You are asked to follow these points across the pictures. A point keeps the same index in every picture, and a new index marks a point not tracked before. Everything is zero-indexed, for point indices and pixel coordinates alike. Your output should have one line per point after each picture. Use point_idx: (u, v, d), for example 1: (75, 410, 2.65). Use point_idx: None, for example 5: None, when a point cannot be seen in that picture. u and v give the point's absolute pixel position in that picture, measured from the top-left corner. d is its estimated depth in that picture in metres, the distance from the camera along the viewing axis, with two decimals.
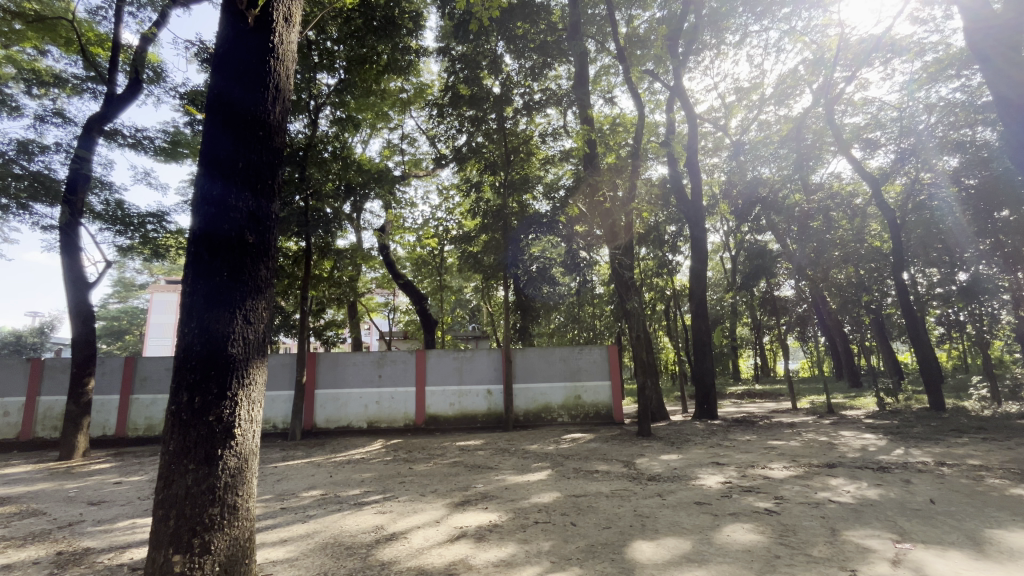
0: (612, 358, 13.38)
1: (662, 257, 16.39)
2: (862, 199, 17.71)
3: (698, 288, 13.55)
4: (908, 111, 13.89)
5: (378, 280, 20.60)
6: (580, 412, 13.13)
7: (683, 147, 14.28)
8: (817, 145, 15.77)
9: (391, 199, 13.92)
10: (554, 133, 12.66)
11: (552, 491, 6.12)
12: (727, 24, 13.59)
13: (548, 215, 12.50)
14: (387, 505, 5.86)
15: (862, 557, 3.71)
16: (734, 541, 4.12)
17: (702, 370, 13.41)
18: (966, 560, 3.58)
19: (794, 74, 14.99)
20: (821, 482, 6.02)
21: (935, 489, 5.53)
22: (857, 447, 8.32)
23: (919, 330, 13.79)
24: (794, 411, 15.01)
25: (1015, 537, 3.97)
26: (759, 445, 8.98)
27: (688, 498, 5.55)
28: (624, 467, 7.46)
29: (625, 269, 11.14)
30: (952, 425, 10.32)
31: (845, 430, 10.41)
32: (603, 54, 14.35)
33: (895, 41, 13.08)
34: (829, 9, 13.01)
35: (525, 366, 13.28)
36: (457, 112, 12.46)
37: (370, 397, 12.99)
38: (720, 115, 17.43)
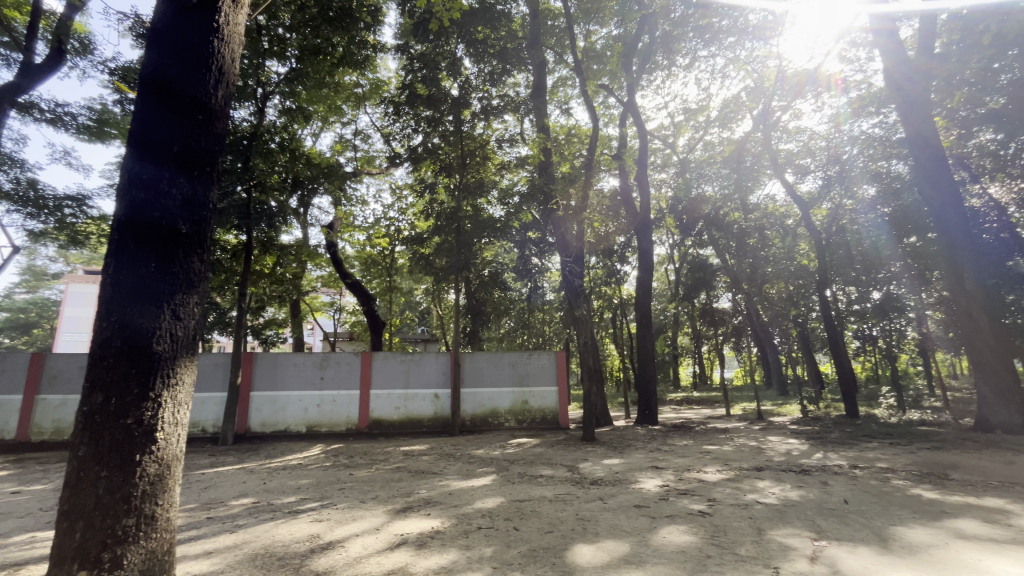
0: (559, 365, 13.50)
1: (610, 267, 16.82)
2: (793, 220, 18.98)
3: (643, 298, 14.04)
4: (836, 141, 15.28)
5: (324, 279, 19.84)
6: (526, 417, 13.22)
7: (635, 162, 14.70)
8: (754, 168, 16.77)
9: (342, 195, 13.50)
10: (511, 138, 12.75)
11: (496, 496, 6.11)
12: (678, 47, 14.24)
13: (501, 220, 12.15)
14: (324, 512, 5.62)
15: (783, 555, 3.94)
16: (669, 543, 4.27)
17: (645, 377, 13.88)
18: (873, 555, 3.89)
19: (737, 99, 15.90)
20: (750, 485, 6.39)
21: (849, 490, 6.00)
22: (782, 452, 8.89)
23: (838, 343, 14.98)
24: (727, 417, 15.80)
25: (915, 533, 4.36)
26: (695, 450, 9.40)
27: (628, 501, 5.70)
28: (567, 471, 7.55)
29: (576, 277, 11.42)
30: (864, 431, 11.27)
31: (772, 435, 11.14)
32: (561, 66, 14.67)
33: (825, 77, 14.31)
34: (770, 43, 13.98)
35: (473, 370, 13.20)
36: (413, 111, 12.24)
37: (311, 400, 12.46)
38: (669, 134, 18.15)
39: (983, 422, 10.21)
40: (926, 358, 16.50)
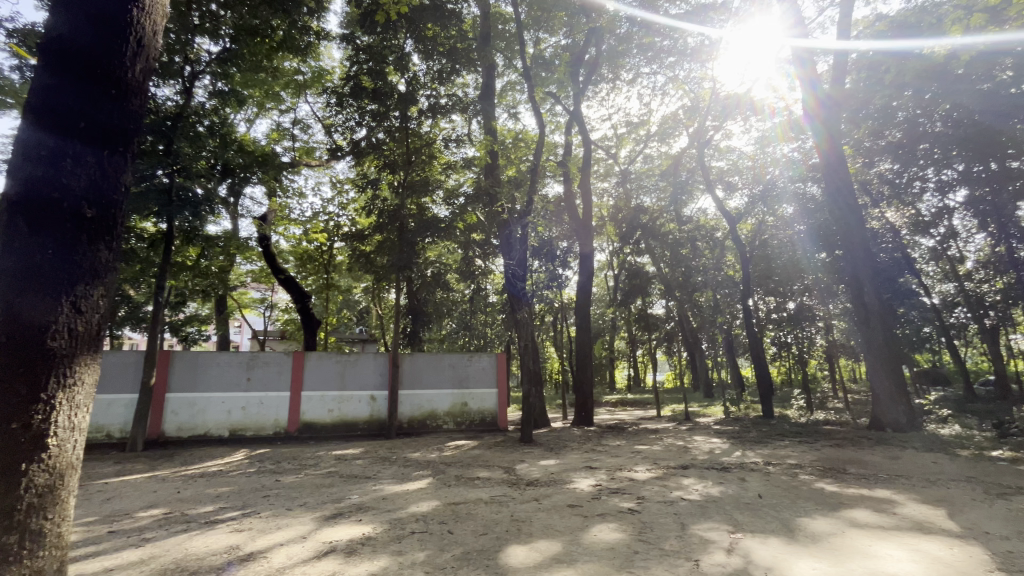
0: (500, 366, 13.54)
1: (553, 271, 17.15)
2: (721, 232, 20.25)
3: (582, 303, 14.41)
4: (760, 161, 16.30)
5: (254, 274, 18.76)
6: (464, 419, 13.15)
7: (579, 169, 15.03)
8: (689, 182, 17.72)
9: (278, 186, 12.79)
10: (458, 139, 12.66)
11: (431, 499, 6.02)
12: (621, 62, 14.81)
13: (446, 221, 12.03)
14: (245, 521, 5.28)
15: (704, 548, 4.18)
16: (600, 541, 4.41)
17: (582, 380, 14.27)
18: (782, 545, 4.22)
19: (675, 116, 16.70)
20: (676, 482, 6.74)
21: (763, 485, 6.47)
22: (706, 450, 9.43)
23: (758, 349, 16.12)
24: (658, 418, 16.63)
25: (818, 524, 4.79)
26: (627, 450, 9.74)
27: (562, 501, 5.82)
28: (504, 473, 7.58)
29: (519, 280, 11.61)
30: (777, 430, 12.26)
31: (697, 435, 11.82)
32: (511, 71, 14.80)
33: (754, 103, 15.47)
34: (706, 65, 14.87)
35: (412, 371, 12.95)
36: (358, 104, 11.85)
37: (235, 402, 11.69)
38: (612, 145, 18.74)
39: (876, 421, 11.42)
40: (831, 364, 18.17)
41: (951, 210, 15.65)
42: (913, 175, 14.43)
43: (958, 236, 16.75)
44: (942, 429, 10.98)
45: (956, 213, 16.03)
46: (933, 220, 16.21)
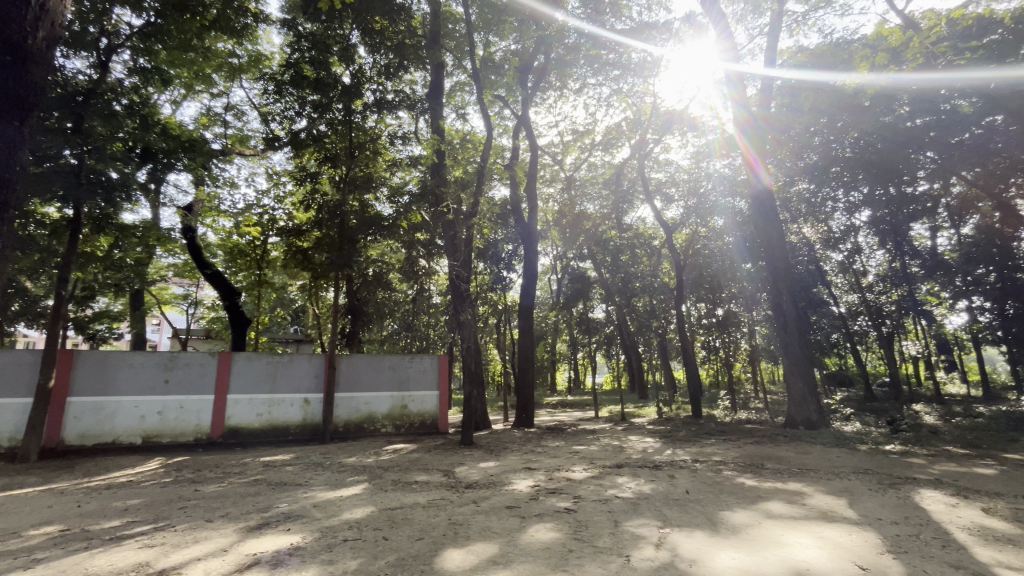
0: (441, 368, 13.39)
1: (498, 274, 17.10)
2: (658, 241, 21.19)
3: (526, 305, 14.55)
4: (696, 175, 17.31)
5: (176, 268, 17.43)
6: (403, 422, 12.88)
7: (525, 174, 15.20)
8: (630, 191, 18.39)
9: (207, 175, 11.86)
10: (404, 136, 12.42)
11: (366, 505, 5.84)
12: (569, 71, 15.16)
13: (389, 219, 11.87)
14: (157, 536, 4.86)
15: (634, 543, 4.35)
16: (536, 541, 4.47)
17: (524, 382, 14.41)
18: (706, 538, 4.48)
19: (618, 127, 17.25)
20: (610, 481, 6.96)
21: (690, 482, 6.84)
22: (639, 450, 9.81)
23: (690, 354, 16.99)
24: (595, 419, 17.12)
25: (738, 516, 5.12)
26: (565, 450, 9.96)
27: (500, 503, 5.84)
28: (443, 476, 7.50)
29: (463, 282, 11.54)
30: (704, 429, 12.99)
31: (632, 434, 12.28)
32: (460, 71, 14.71)
33: (691, 120, 16.38)
34: (648, 80, 15.51)
35: (349, 373, 12.51)
36: (298, 93, 11.32)
37: (150, 407, 10.76)
38: (558, 152, 19.04)
39: (791, 420, 12.39)
40: (754, 367, 19.53)
41: (856, 228, 17.43)
42: (824, 196, 15.70)
43: (862, 252, 18.61)
44: (845, 426, 12.11)
45: (861, 231, 17.80)
46: (842, 237, 17.92)
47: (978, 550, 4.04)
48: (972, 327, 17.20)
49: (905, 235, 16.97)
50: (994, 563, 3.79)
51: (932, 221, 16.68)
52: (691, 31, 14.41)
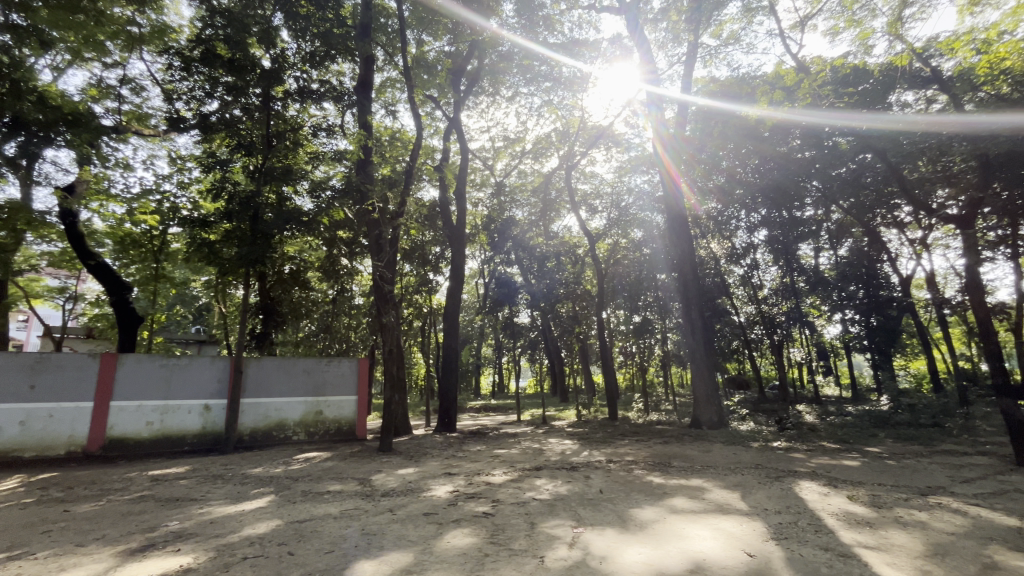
0: (361, 373, 12.81)
1: (423, 276, 16.09)
2: (583, 250, 21.97)
3: (452, 308, 14.39)
4: (618, 189, 18.42)
5: (52, 257, 15.22)
6: (317, 429, 12.20)
7: (455, 177, 15.10)
8: (557, 200, 19.00)
9: (95, 155, 10.52)
10: (329, 129, 11.84)
11: (271, 519, 5.45)
12: (502, 79, 15.40)
13: (309, 214, 11.11)
14: (9, 567, 4.19)
15: (549, 544, 4.45)
16: (452, 547, 4.43)
17: (447, 386, 14.27)
18: (616, 535, 4.70)
19: (548, 137, 17.69)
20: (529, 483, 7.07)
21: (604, 482, 7.13)
22: (558, 451, 10.09)
23: (609, 359, 17.76)
24: (518, 422, 17.33)
25: (645, 513, 5.42)
26: (486, 454, 9.97)
27: (417, 510, 5.71)
28: (358, 485, 7.20)
29: (387, 284, 11.13)
30: (620, 431, 13.64)
31: (552, 437, 12.59)
32: (391, 67, 14.36)
33: (614, 135, 17.28)
34: (578, 94, 16.12)
35: (258, 377, 11.63)
36: (209, 72, 10.47)
37: (11, 416, 9.33)
38: (489, 157, 19.16)
39: (696, 421, 13.36)
40: (665, 371, 20.86)
41: (755, 246, 19.26)
42: (731, 214, 17.99)
43: (759, 267, 20.56)
44: (743, 426, 13.28)
45: (759, 248, 19.63)
46: (743, 253, 19.59)
47: (843, 533, 4.61)
48: (845, 337, 19.68)
49: (794, 254, 18.94)
50: (855, 543, 4.34)
51: (816, 242, 18.84)
52: (618, 52, 15.19)
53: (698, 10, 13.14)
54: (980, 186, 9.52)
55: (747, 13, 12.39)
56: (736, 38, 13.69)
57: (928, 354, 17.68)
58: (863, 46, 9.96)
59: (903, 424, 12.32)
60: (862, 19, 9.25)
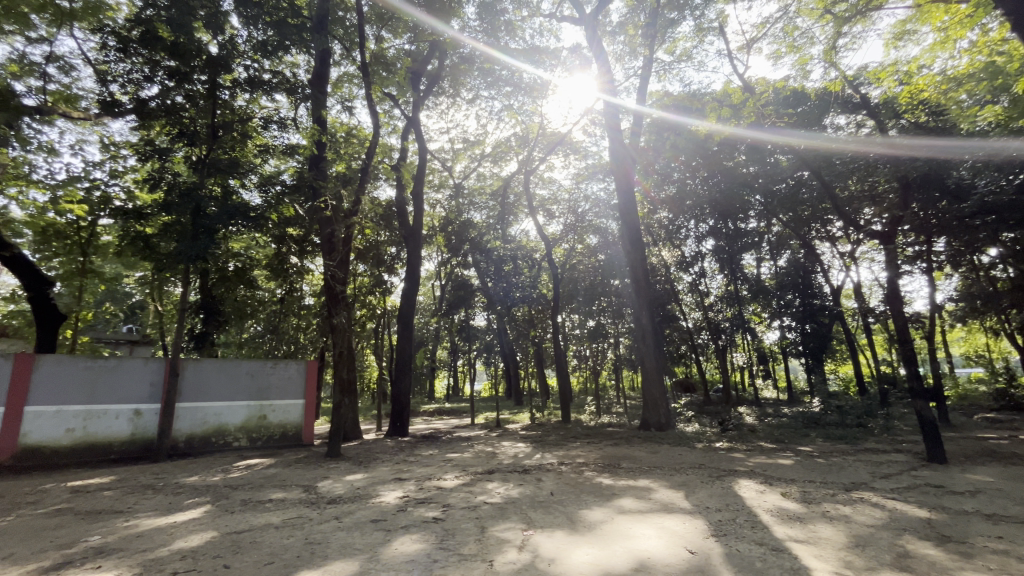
0: (309, 376, 12.31)
1: (378, 276, 15.49)
2: (539, 254, 22.20)
3: (407, 310, 14.15)
4: (575, 196, 18.83)
5: None
6: (260, 435, 11.66)
7: (413, 176, 14.86)
8: (515, 204, 19.13)
9: (13, 136, 9.62)
10: (281, 122, 11.37)
11: (206, 531, 5.15)
12: (463, 81, 15.39)
13: (257, 209, 10.61)
14: None
15: (498, 548, 4.45)
16: (400, 554, 4.34)
17: (400, 389, 13.98)
18: (565, 536, 4.76)
19: (507, 142, 17.79)
20: (481, 487, 7.05)
21: (555, 484, 7.22)
22: (511, 455, 10.11)
23: (563, 362, 18.00)
24: (471, 426, 17.23)
25: (594, 514, 5.52)
26: (438, 459, 9.85)
27: (364, 517, 5.56)
28: (303, 492, 6.92)
29: (338, 283, 10.76)
30: (572, 433, 13.85)
31: (505, 440, 12.61)
32: (348, 61, 13.99)
33: (572, 143, 17.70)
34: (538, 101, 16.34)
35: (196, 380, 10.98)
36: (148, 55, 9.84)
37: None
38: (448, 158, 19.04)
39: (645, 423, 13.80)
40: (617, 375, 21.37)
41: (703, 255, 20.10)
42: (681, 224, 18.80)
43: (706, 275, 21.48)
44: (688, 427, 13.81)
45: (706, 257, 20.52)
46: (692, 260, 20.45)
47: (776, 528, 4.88)
48: (782, 342, 20.88)
49: (739, 264, 19.92)
50: (787, 537, 4.60)
51: (758, 253, 19.91)
52: (577, 62, 15.52)
53: (652, 24, 13.59)
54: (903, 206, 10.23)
55: (700, 31, 12.94)
56: (689, 55, 14.27)
57: (855, 360, 19.04)
58: (802, 70, 10.62)
59: (833, 424, 13.20)
60: (801, 46, 9.88)
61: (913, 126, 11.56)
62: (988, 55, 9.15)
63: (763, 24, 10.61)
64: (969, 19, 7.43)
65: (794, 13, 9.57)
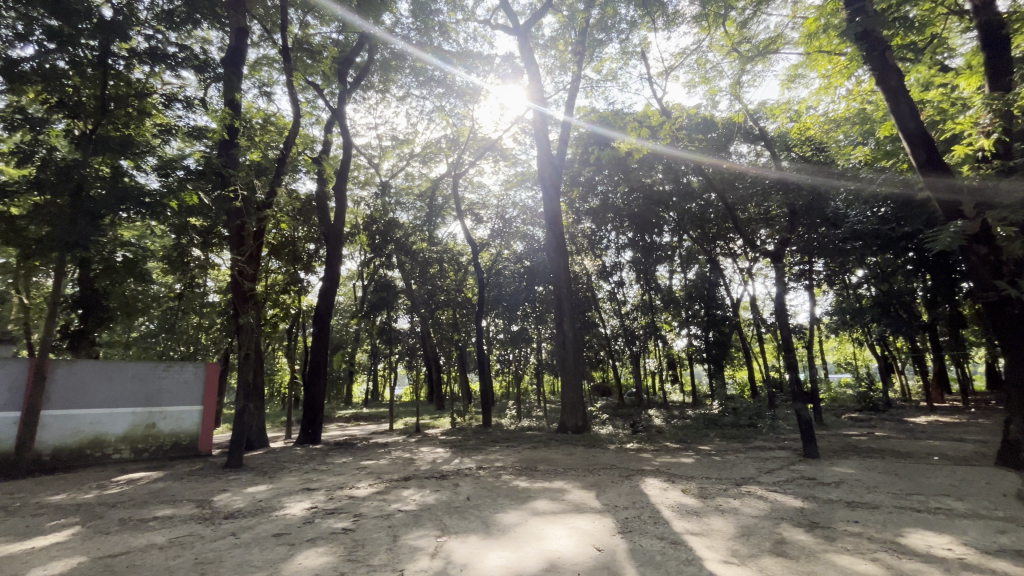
0: (210, 380, 11.18)
1: (293, 274, 14.62)
2: (466, 257, 22.17)
3: (324, 311, 13.48)
4: (504, 202, 19.16)
5: None
6: (147, 445, 10.49)
7: (336, 171, 14.22)
8: (443, 206, 18.98)
9: None
10: (187, 101, 10.39)
11: (73, 556, 4.53)
12: (393, 77, 15.00)
13: (152, 195, 9.58)
14: None
15: (410, 556, 4.35)
16: (303, 568, 4.09)
17: (313, 393, 13.31)
18: (479, 541, 4.76)
19: (437, 143, 17.64)
20: (395, 495, 6.85)
21: (472, 488, 7.20)
22: (429, 460, 9.94)
23: (487, 366, 17.99)
24: (389, 432, 16.69)
25: (509, 517, 5.58)
26: (351, 466, 9.45)
27: (265, 532, 5.18)
28: (196, 507, 6.31)
29: (245, 279, 9.90)
30: (492, 437, 13.94)
31: (424, 446, 12.39)
32: (269, 44, 13.12)
33: (502, 149, 17.91)
34: (469, 105, 16.39)
35: (68, 384, 9.66)
36: (23, 9, 8.54)
37: None
38: (375, 155, 18.44)
39: (563, 426, 14.19)
40: (538, 380, 21.80)
41: (622, 265, 21.17)
42: (603, 235, 19.67)
43: (624, 285, 22.64)
44: (602, 430, 14.43)
45: (625, 267, 21.62)
46: (612, 270, 21.47)
47: (676, 523, 5.23)
48: (689, 349, 22.52)
49: (653, 275, 21.23)
50: (684, 531, 4.96)
51: (670, 265, 21.34)
52: (509, 71, 15.74)
53: (581, 41, 14.15)
54: (789, 231, 11.50)
55: (624, 54, 13.67)
56: (614, 76, 15.03)
57: (749, 366, 21.01)
58: (711, 100, 11.60)
59: (728, 425, 14.45)
60: (711, 78, 10.79)
61: (802, 158, 12.83)
62: (861, 102, 10.51)
63: (681, 54, 11.43)
64: (846, 72, 8.50)
65: (707, 48, 10.44)
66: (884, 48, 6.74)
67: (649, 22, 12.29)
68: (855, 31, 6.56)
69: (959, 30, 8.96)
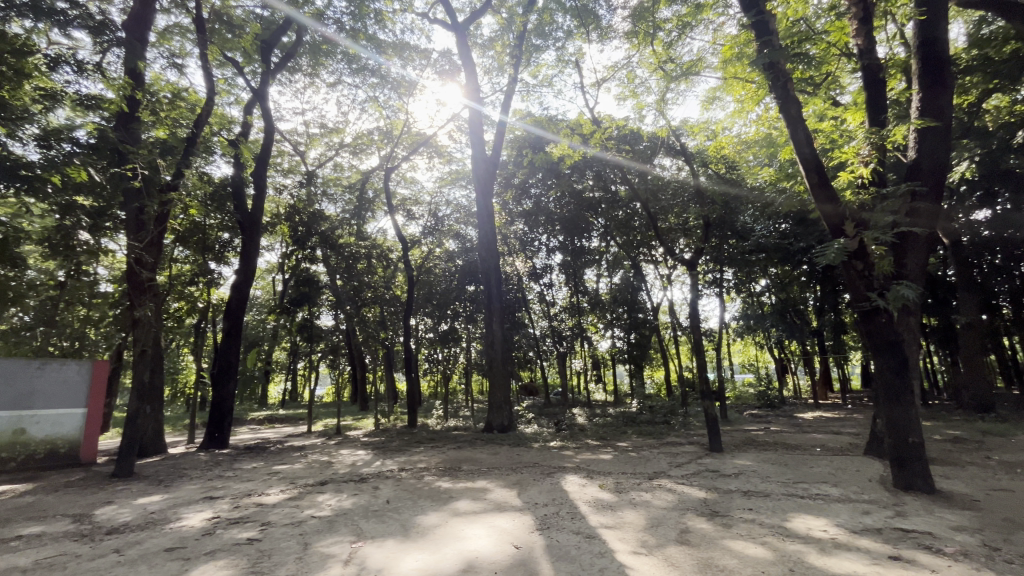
0: (96, 379, 9.99)
1: (203, 265, 13.47)
2: (396, 253, 21.59)
3: (236, 306, 12.51)
4: (437, 200, 18.89)
5: None
6: (15, 453, 9.20)
7: (255, 156, 13.28)
8: (372, 200, 18.34)
9: None
10: (78, 66, 9.22)
11: None
12: (323, 62, 14.28)
13: (28, 169, 8.35)
14: None
15: (321, 564, 4.15)
16: None
17: (222, 395, 12.32)
18: (396, 545, 4.65)
19: (369, 134, 17.05)
20: (309, 500, 6.50)
21: (392, 491, 7.01)
22: (348, 463, 9.53)
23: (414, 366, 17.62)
24: (306, 434, 15.84)
25: (429, 518, 5.51)
26: (262, 472, 8.86)
27: (156, 547, 4.71)
28: (72, 523, 5.60)
29: (141, 268, 8.94)
30: (417, 438, 13.66)
31: (343, 448, 11.89)
32: (181, 12, 11.98)
33: (437, 145, 17.65)
34: (403, 99, 16.04)
35: None
36: None
37: None
38: (301, 142, 17.44)
39: (489, 426, 14.23)
40: (467, 379, 21.71)
41: (552, 266, 21.66)
42: (535, 237, 20.01)
43: (553, 287, 23.15)
44: (528, 429, 14.64)
45: (555, 270, 22.13)
46: (542, 272, 21.89)
47: (591, 517, 5.44)
48: (612, 350, 23.50)
49: (582, 279, 21.93)
50: (599, 525, 5.16)
51: (598, 269, 22.15)
52: (446, 68, 15.57)
53: (518, 45, 14.36)
54: (703, 241, 12.35)
55: (560, 62, 14.00)
56: (549, 82, 15.33)
57: (666, 366, 22.32)
58: (639, 114, 12.19)
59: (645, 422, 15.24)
60: (639, 93, 11.36)
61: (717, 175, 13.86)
62: (769, 127, 11.51)
63: (613, 67, 11.90)
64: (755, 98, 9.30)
65: (635, 64, 10.98)
66: (787, 80, 7.45)
67: (584, 34, 12.69)
68: (764, 61, 7.19)
69: (849, 71, 10.10)
